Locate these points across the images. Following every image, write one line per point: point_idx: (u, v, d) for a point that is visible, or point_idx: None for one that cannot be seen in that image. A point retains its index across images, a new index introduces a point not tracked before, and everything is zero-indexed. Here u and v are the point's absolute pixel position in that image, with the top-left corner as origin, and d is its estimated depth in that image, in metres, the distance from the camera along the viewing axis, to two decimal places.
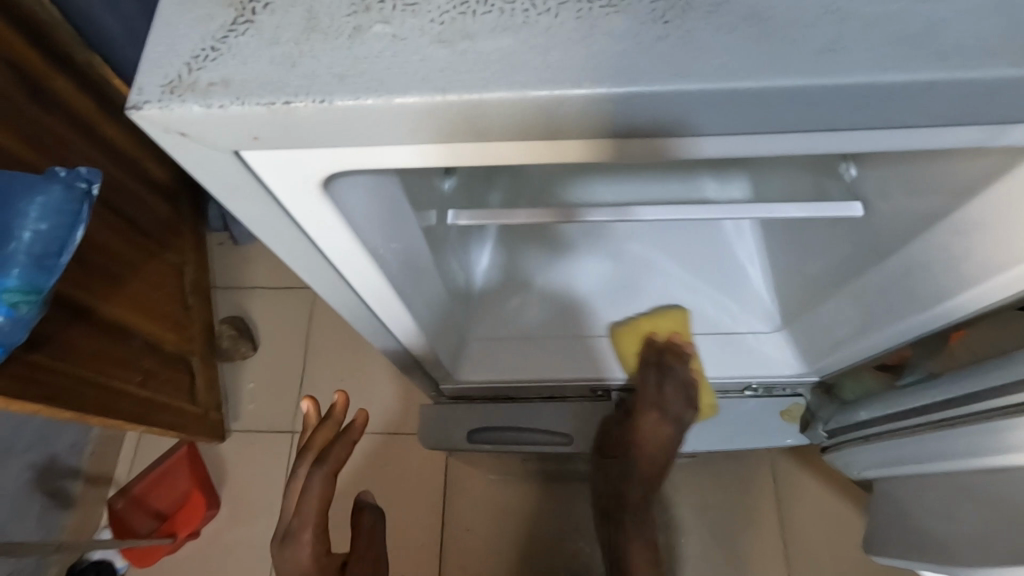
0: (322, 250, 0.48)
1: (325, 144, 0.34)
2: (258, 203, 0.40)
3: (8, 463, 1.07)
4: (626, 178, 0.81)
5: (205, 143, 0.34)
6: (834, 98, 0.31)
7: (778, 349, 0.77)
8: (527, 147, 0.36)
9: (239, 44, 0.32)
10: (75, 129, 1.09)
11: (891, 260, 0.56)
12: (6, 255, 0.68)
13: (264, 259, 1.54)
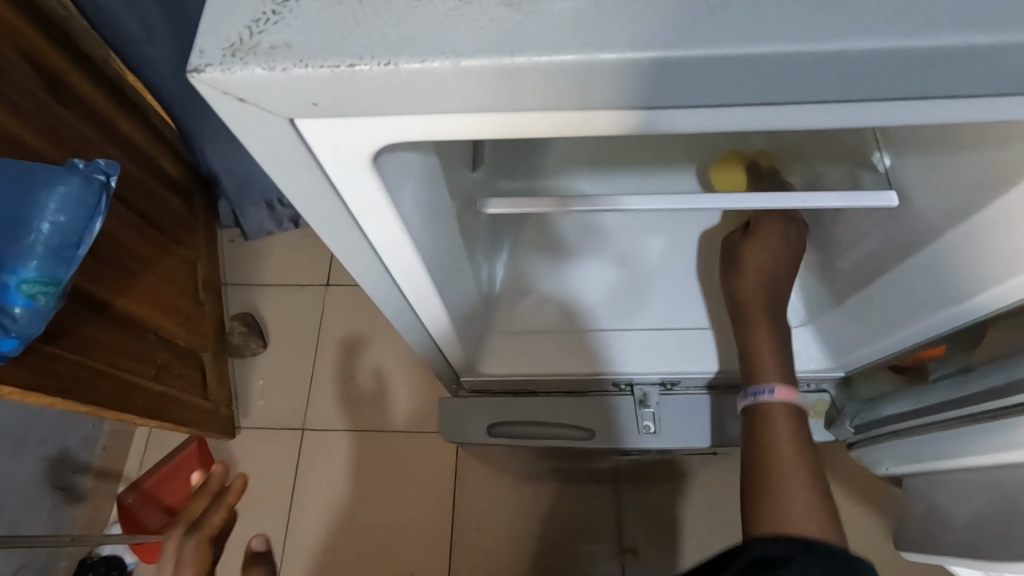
0: (366, 233, 0.47)
1: (382, 111, 0.34)
2: (309, 178, 0.41)
3: (20, 456, 1.08)
4: (648, 171, 0.81)
5: (263, 109, 0.34)
6: (885, 65, 0.31)
7: (809, 345, 0.75)
8: (548, 118, 0.36)
9: (302, 9, 0.32)
10: (91, 123, 1.10)
11: (921, 253, 0.55)
12: (25, 246, 0.69)
13: (276, 255, 1.54)
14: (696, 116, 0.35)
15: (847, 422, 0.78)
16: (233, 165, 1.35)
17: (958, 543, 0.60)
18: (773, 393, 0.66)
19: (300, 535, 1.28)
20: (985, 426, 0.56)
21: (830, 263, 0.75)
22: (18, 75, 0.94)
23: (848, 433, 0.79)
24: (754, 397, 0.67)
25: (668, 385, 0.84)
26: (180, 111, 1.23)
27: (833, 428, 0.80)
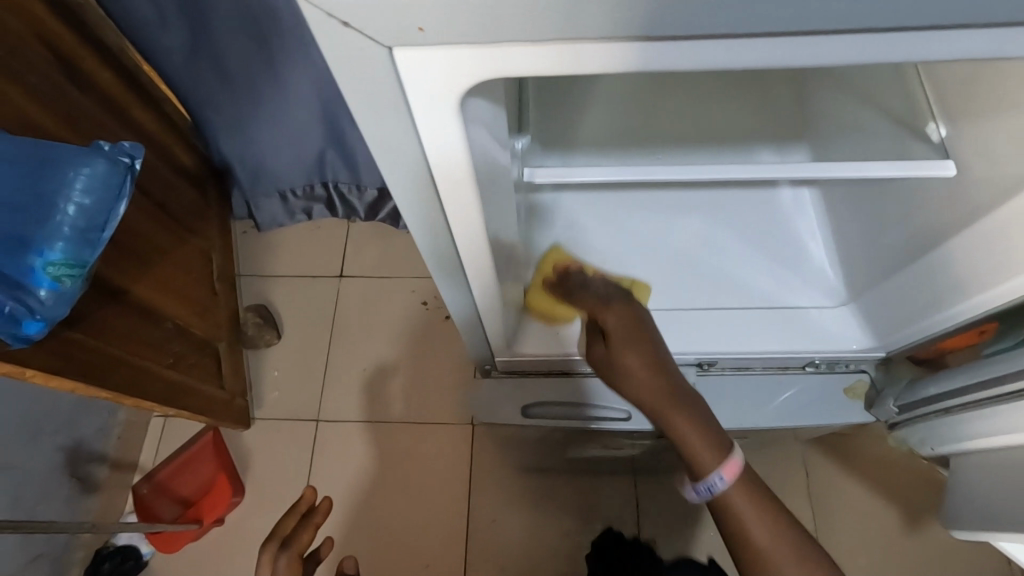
0: (436, 182, 0.49)
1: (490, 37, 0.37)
2: (396, 118, 0.42)
3: (36, 444, 1.07)
4: (691, 148, 0.72)
5: (366, 37, 0.36)
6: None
7: (845, 325, 0.77)
8: (603, 49, 0.38)
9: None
10: (108, 112, 1.09)
11: (990, 221, 0.55)
12: (53, 227, 0.69)
13: (288, 247, 1.54)
14: (710, 47, 0.38)
15: (890, 402, 0.76)
16: (245, 155, 1.34)
17: (1006, 519, 0.60)
18: (722, 479, 0.63)
19: (323, 526, 1.27)
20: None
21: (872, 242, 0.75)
22: (36, 60, 0.94)
23: (892, 413, 0.76)
24: (703, 491, 0.64)
25: (704, 367, 0.79)
26: (194, 100, 1.23)
27: (874, 410, 0.78)
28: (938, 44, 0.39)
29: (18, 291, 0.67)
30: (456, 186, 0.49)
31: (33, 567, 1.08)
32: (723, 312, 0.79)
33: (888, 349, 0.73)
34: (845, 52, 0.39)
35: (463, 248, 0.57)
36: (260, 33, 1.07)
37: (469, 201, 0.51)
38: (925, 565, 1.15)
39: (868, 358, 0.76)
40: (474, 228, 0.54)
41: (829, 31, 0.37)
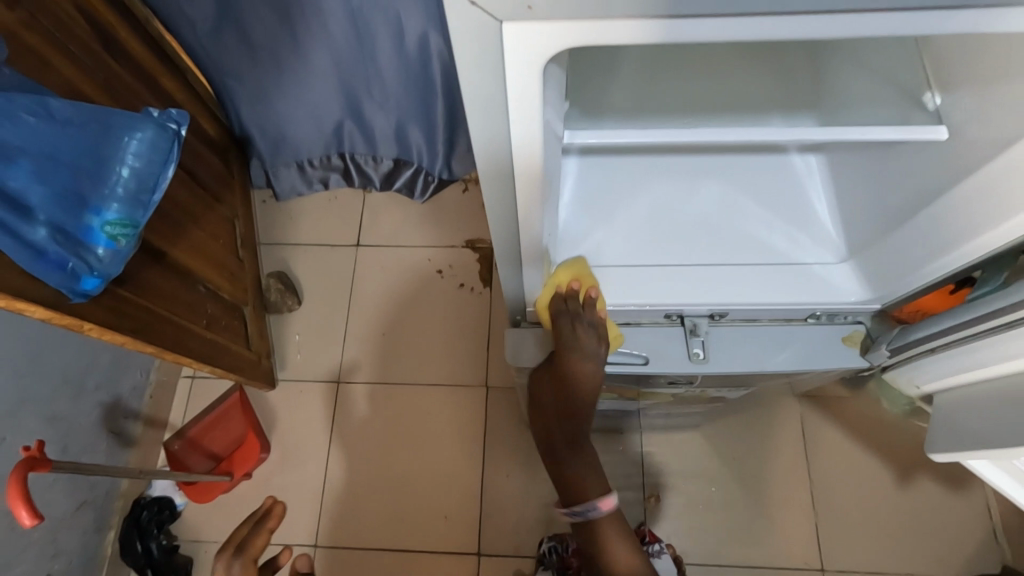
0: (500, 150, 0.53)
1: (570, 14, 0.41)
2: (480, 79, 0.45)
3: (80, 398, 1.14)
4: (717, 118, 0.75)
5: (484, 11, 0.40)
6: None
7: (846, 279, 0.75)
8: (639, 29, 0.42)
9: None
10: (140, 81, 1.13)
11: (962, 186, 0.60)
12: (109, 188, 0.75)
13: (307, 216, 1.58)
14: (722, 22, 0.42)
15: (884, 346, 0.75)
16: (266, 124, 1.38)
17: (985, 437, 0.67)
18: (599, 510, 0.78)
19: (347, 479, 1.35)
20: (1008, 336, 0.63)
21: (862, 203, 0.76)
22: (75, 30, 0.98)
23: (886, 357, 0.75)
24: (581, 512, 0.78)
25: (715, 317, 0.76)
26: (217, 70, 1.26)
27: (868, 356, 0.76)
28: (955, 21, 0.43)
29: (78, 247, 0.73)
30: (496, 156, 0.54)
31: (78, 513, 1.16)
32: (736, 269, 0.76)
33: (884, 303, 0.73)
34: (854, 26, 0.43)
35: (496, 214, 0.62)
36: (286, 8, 1.10)
37: (512, 173, 0.56)
38: (916, 518, 1.23)
39: (864, 311, 0.75)
40: (507, 196, 0.59)
41: (842, 9, 0.41)
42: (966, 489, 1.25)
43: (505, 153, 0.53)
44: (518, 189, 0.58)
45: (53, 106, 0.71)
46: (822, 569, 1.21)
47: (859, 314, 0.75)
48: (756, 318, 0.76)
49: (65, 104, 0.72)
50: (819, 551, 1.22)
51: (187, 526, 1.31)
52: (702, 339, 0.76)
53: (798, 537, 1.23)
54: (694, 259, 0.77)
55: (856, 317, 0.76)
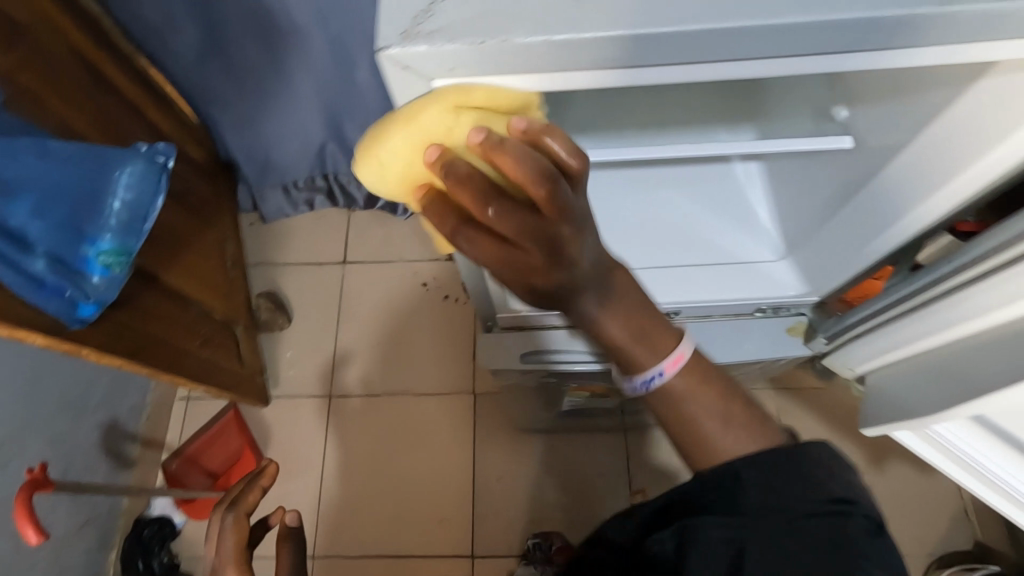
0: None
1: (506, 73, 0.45)
2: None
3: (80, 419, 1.18)
4: (663, 133, 0.79)
5: (417, 75, 0.45)
6: (829, 31, 0.42)
7: (786, 274, 0.81)
8: (558, 81, 0.46)
9: (445, 8, 0.43)
10: (127, 113, 1.18)
11: (874, 182, 0.65)
12: (104, 220, 0.80)
13: (295, 236, 1.63)
14: (651, 71, 0.45)
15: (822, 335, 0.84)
16: (251, 149, 1.42)
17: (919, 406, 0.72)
18: None
19: (340, 487, 1.39)
20: (927, 316, 0.68)
21: (793, 205, 0.81)
22: (65, 69, 1.03)
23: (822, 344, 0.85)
24: None
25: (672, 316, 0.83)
26: (202, 99, 1.31)
27: (810, 343, 0.86)
28: None
29: (75, 276, 0.77)
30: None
31: (81, 533, 1.18)
32: (697, 269, 0.82)
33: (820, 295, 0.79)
34: (773, 68, 0.46)
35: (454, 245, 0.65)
36: (268, 40, 1.15)
37: None
38: (892, 500, 1.28)
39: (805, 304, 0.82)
40: None
41: (751, 57, 0.45)
42: (937, 473, 1.30)
43: None
44: None
45: (50, 146, 0.76)
46: None
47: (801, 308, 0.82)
48: (709, 314, 0.84)
49: (62, 143, 0.77)
50: None
51: (188, 542, 1.34)
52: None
53: None
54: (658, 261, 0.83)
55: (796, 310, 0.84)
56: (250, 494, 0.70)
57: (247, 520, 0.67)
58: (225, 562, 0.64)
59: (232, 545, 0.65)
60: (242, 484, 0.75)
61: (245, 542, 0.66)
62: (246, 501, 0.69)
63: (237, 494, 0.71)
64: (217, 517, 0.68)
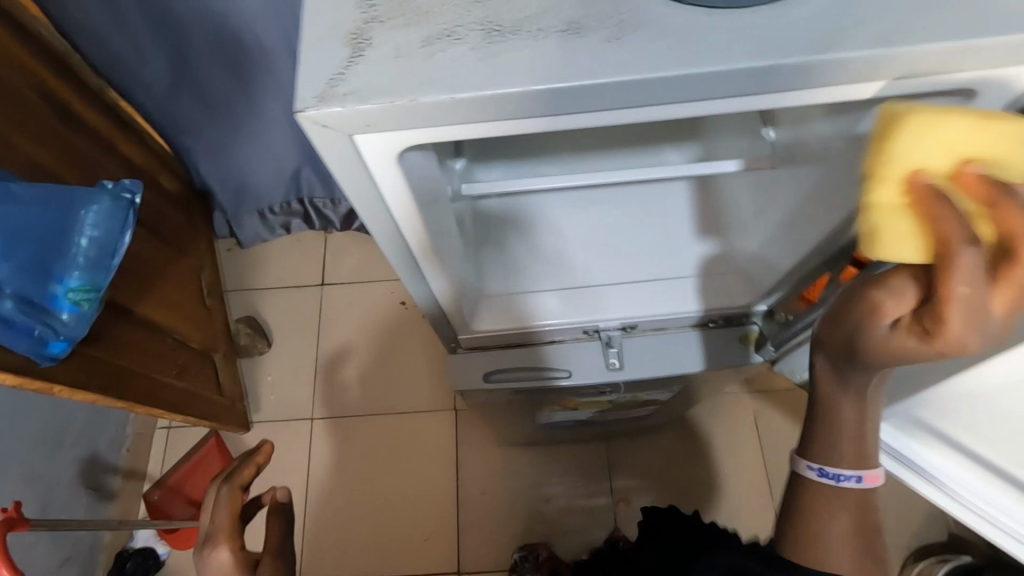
0: (400, 230, 0.56)
1: (424, 128, 0.44)
2: (357, 177, 0.48)
3: (57, 455, 1.17)
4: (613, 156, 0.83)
5: (337, 133, 0.43)
6: (760, 78, 0.42)
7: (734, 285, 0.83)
8: (481, 129, 0.45)
9: (359, 69, 0.42)
10: (98, 147, 1.19)
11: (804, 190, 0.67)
12: (71, 258, 0.81)
13: (272, 261, 1.64)
14: (578, 119, 0.45)
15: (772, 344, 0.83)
16: (225, 177, 1.43)
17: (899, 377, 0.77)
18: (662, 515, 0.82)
19: (325, 511, 1.39)
20: None
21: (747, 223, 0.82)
22: (33, 108, 1.04)
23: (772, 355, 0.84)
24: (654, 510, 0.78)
25: (628, 329, 0.84)
26: (174, 130, 1.32)
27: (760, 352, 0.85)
28: None
29: (44, 315, 0.78)
30: (395, 229, 0.56)
31: (62, 569, 1.18)
32: (660, 282, 0.83)
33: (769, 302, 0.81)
34: (707, 109, 0.45)
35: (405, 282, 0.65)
36: (237, 68, 1.18)
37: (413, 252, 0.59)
38: None
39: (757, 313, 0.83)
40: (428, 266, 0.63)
41: (689, 100, 0.44)
42: None
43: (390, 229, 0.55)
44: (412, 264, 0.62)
45: (15, 190, 0.77)
46: None
47: (753, 317, 0.83)
48: (663, 327, 0.84)
49: (25, 186, 0.78)
50: None
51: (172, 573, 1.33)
52: (615, 349, 0.83)
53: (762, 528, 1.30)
54: (639, 275, 0.83)
55: (749, 320, 0.84)
56: (246, 467, 0.72)
57: (240, 494, 0.69)
58: (219, 530, 0.65)
59: (225, 513, 0.66)
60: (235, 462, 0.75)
61: (238, 512, 0.67)
62: (244, 473, 0.71)
63: (232, 468, 0.72)
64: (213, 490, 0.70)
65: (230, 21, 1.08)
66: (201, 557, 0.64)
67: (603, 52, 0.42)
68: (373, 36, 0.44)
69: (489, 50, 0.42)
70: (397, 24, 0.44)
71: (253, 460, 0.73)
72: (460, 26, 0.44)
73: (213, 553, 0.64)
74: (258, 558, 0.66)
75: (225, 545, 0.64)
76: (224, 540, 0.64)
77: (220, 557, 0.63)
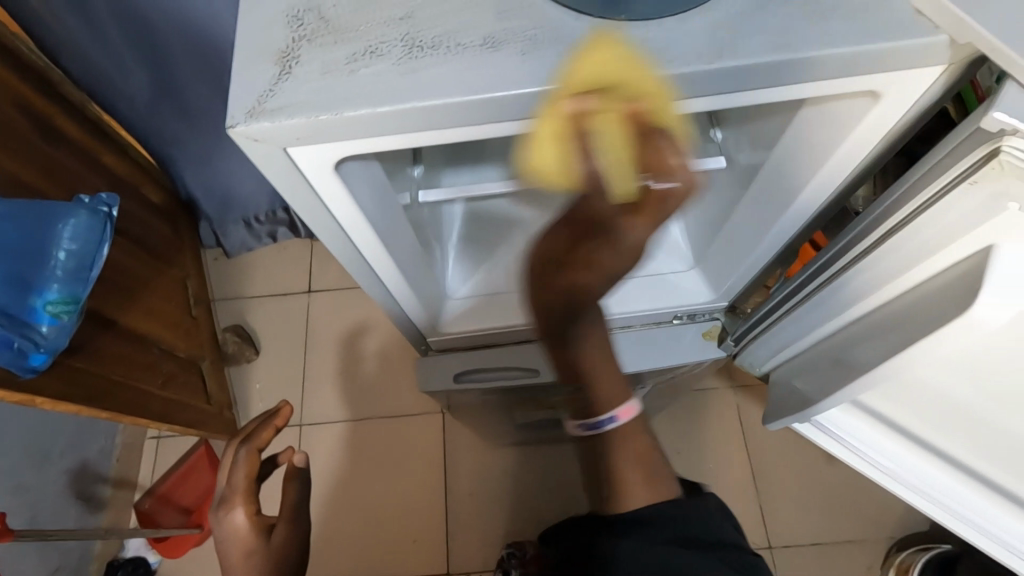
0: (351, 237, 0.58)
1: (349, 139, 0.46)
2: (298, 186, 0.50)
3: (45, 468, 1.18)
4: None
5: (271, 146, 0.46)
6: (683, 81, 0.45)
7: (695, 283, 0.85)
8: (403, 139, 0.47)
9: (288, 86, 0.45)
10: (82, 161, 1.21)
11: (753, 187, 0.69)
12: (50, 271, 0.82)
13: (258, 269, 1.66)
14: (517, 124, 0.47)
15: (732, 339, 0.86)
16: (209, 187, 1.45)
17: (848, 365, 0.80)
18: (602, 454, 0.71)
19: (313, 518, 1.40)
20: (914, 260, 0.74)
21: (699, 221, 0.85)
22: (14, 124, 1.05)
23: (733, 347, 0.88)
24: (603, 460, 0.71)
25: None
26: (158, 142, 1.34)
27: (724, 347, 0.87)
28: None
29: (25, 328, 0.79)
30: (343, 236, 0.57)
31: None
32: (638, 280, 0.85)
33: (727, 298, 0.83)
34: None
35: (368, 285, 0.67)
36: (217, 80, 1.19)
37: (369, 255, 0.61)
38: (848, 488, 1.32)
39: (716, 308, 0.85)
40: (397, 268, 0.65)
41: None
42: None
43: (343, 234, 0.57)
44: (374, 267, 0.64)
45: None
46: (769, 547, 1.29)
47: (714, 313, 0.85)
48: (630, 325, 0.85)
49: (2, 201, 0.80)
50: (766, 530, 1.30)
51: None
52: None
53: (747, 521, 1.31)
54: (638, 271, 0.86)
55: (712, 315, 0.86)
56: (265, 430, 0.69)
57: (258, 456, 0.67)
58: (235, 493, 0.64)
59: (243, 476, 0.65)
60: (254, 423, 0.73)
61: (256, 475, 0.66)
62: (264, 436, 0.68)
63: (250, 431, 0.69)
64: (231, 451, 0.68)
65: (208, 34, 1.10)
66: (215, 519, 0.63)
67: (516, 66, 0.45)
68: (300, 53, 0.46)
69: (409, 65, 0.45)
70: (325, 42, 0.46)
71: (272, 424, 0.70)
72: (383, 43, 0.46)
73: (230, 515, 0.62)
74: (273, 524, 0.64)
75: (242, 509, 0.63)
76: (241, 504, 0.63)
77: (236, 520, 0.62)
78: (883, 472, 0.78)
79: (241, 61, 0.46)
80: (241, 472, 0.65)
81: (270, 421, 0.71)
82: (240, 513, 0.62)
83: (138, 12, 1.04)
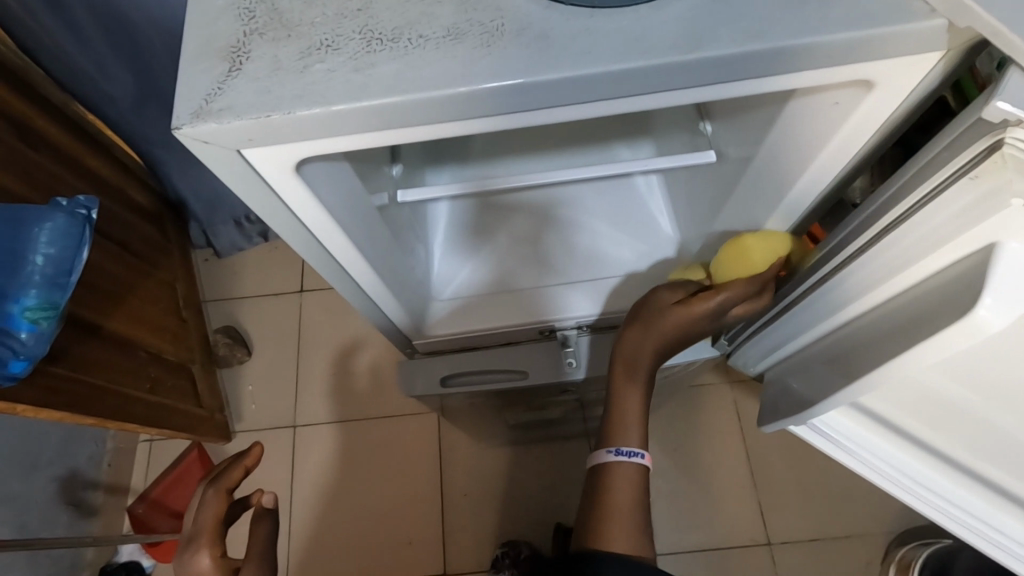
0: (321, 239, 0.56)
1: (304, 138, 0.44)
2: (258, 189, 0.49)
3: (34, 476, 1.17)
4: (559, 156, 0.85)
5: (221, 147, 0.44)
6: (662, 72, 0.43)
7: None
8: (364, 138, 0.46)
9: (236, 83, 0.43)
10: (65, 163, 1.18)
11: (747, 177, 0.68)
12: (25, 277, 0.80)
13: (249, 268, 1.63)
14: (494, 120, 0.46)
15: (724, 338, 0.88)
16: (197, 187, 1.43)
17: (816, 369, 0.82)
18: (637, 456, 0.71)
19: (306, 519, 1.39)
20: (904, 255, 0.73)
21: (688, 215, 0.84)
22: None
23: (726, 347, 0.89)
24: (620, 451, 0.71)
25: (586, 329, 0.84)
26: (143, 142, 1.31)
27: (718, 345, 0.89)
28: None
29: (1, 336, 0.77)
30: (311, 238, 0.56)
31: None
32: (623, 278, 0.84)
33: None
34: (608, 108, 0.46)
35: (350, 288, 0.66)
36: None
37: (348, 257, 0.60)
38: (846, 480, 1.31)
39: None
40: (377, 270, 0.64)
41: (603, 97, 0.45)
42: None
43: (319, 236, 0.55)
44: (354, 270, 0.62)
45: None
46: (768, 543, 1.28)
47: None
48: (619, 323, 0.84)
49: None
50: (765, 524, 1.29)
51: None
52: (572, 350, 0.81)
53: (744, 516, 1.30)
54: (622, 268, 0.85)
55: None
56: (236, 470, 0.67)
57: (229, 497, 0.66)
58: (201, 534, 0.63)
59: (210, 518, 0.64)
60: (225, 462, 0.71)
61: (223, 518, 0.64)
62: (236, 477, 0.67)
63: (220, 470, 0.68)
64: (200, 492, 0.67)
65: None
66: (180, 561, 0.62)
67: (483, 58, 0.43)
68: (250, 49, 0.44)
69: (366, 60, 0.43)
70: (276, 37, 0.44)
71: (245, 463, 0.69)
72: (339, 36, 0.44)
73: (194, 557, 0.61)
74: (240, 566, 0.63)
75: (207, 551, 0.62)
76: (206, 546, 0.62)
77: (201, 562, 0.61)
78: (891, 481, 0.74)
79: (200, 57, 0.44)
80: (206, 515, 0.64)
81: (240, 461, 0.69)
82: (205, 558, 0.61)
83: (114, 6, 1.02)
